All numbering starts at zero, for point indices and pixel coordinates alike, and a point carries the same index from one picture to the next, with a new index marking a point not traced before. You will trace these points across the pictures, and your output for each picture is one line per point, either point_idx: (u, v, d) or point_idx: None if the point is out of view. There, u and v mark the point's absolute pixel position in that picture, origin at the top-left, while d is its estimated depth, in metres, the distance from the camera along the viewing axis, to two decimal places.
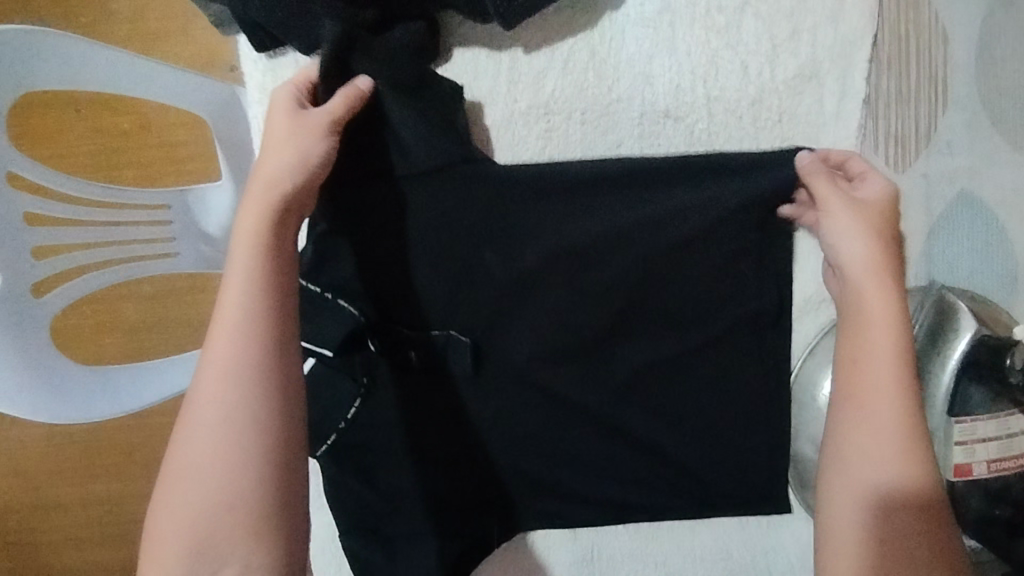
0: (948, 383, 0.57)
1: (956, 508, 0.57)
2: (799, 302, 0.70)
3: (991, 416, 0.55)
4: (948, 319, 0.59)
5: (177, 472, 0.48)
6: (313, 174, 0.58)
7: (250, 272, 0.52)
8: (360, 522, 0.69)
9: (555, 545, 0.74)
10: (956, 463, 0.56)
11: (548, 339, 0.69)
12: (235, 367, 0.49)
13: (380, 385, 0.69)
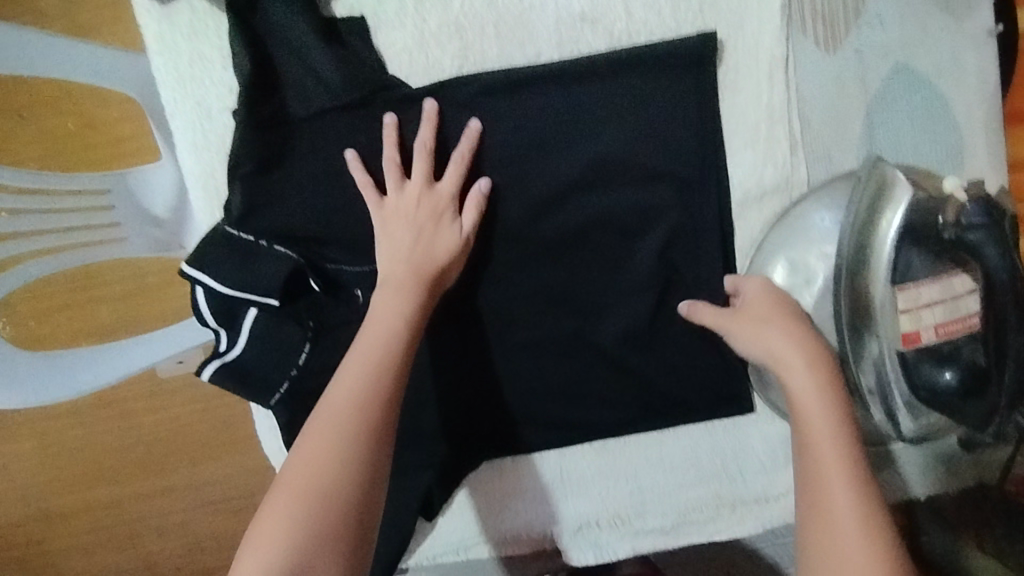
0: (889, 253, 0.56)
1: (909, 378, 0.57)
2: (742, 195, 0.67)
3: (933, 280, 0.55)
4: (884, 186, 0.57)
5: (317, 448, 0.49)
6: (438, 206, 0.63)
7: (404, 290, 0.59)
8: None
9: (527, 475, 0.73)
10: (904, 332, 0.56)
11: (494, 260, 0.68)
12: (382, 359, 0.54)
13: (329, 327, 0.70)
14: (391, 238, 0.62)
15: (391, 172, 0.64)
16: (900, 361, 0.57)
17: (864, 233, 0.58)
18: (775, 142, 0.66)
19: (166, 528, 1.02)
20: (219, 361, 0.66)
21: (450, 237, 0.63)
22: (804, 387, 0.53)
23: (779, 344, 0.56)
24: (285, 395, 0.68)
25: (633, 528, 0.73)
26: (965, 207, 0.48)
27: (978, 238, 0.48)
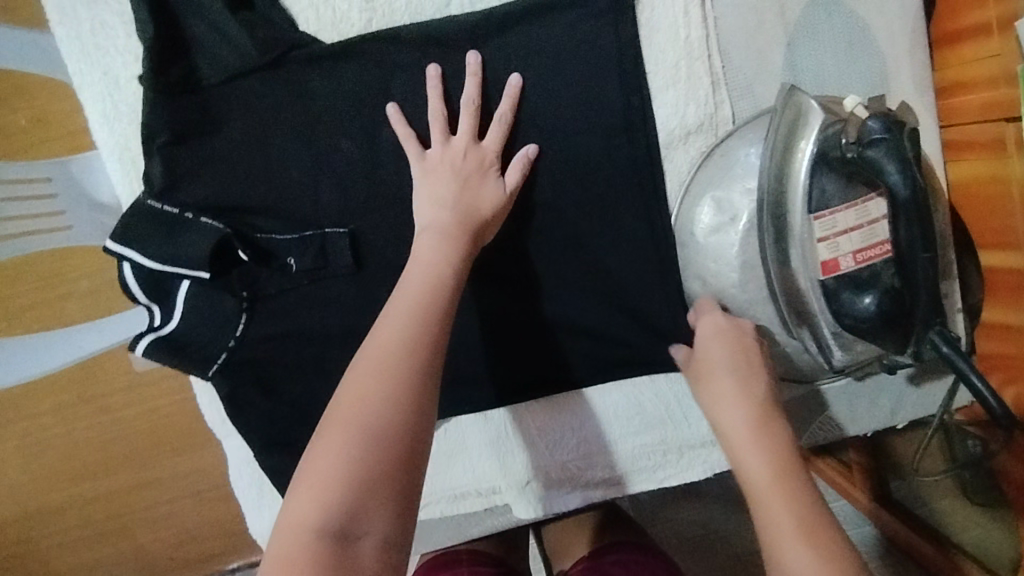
0: (805, 182, 0.55)
1: (834, 307, 0.56)
2: (665, 136, 0.67)
3: (847, 204, 0.54)
4: (797, 113, 0.56)
5: (377, 376, 0.45)
6: (485, 157, 0.62)
7: (448, 236, 0.56)
8: (270, 437, 0.70)
9: (472, 431, 0.73)
10: (822, 261, 0.55)
11: None
12: (429, 296, 0.51)
13: (264, 298, 0.68)
14: (436, 189, 0.60)
15: (439, 129, 0.62)
16: (823, 291, 0.56)
17: (781, 164, 0.56)
18: (696, 78, 0.66)
19: (142, 520, 1.03)
20: (153, 334, 0.65)
21: (494, 192, 0.61)
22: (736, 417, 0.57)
23: (733, 415, 0.57)
24: (223, 366, 0.67)
25: (582, 479, 0.74)
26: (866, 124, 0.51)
27: (879, 154, 0.50)
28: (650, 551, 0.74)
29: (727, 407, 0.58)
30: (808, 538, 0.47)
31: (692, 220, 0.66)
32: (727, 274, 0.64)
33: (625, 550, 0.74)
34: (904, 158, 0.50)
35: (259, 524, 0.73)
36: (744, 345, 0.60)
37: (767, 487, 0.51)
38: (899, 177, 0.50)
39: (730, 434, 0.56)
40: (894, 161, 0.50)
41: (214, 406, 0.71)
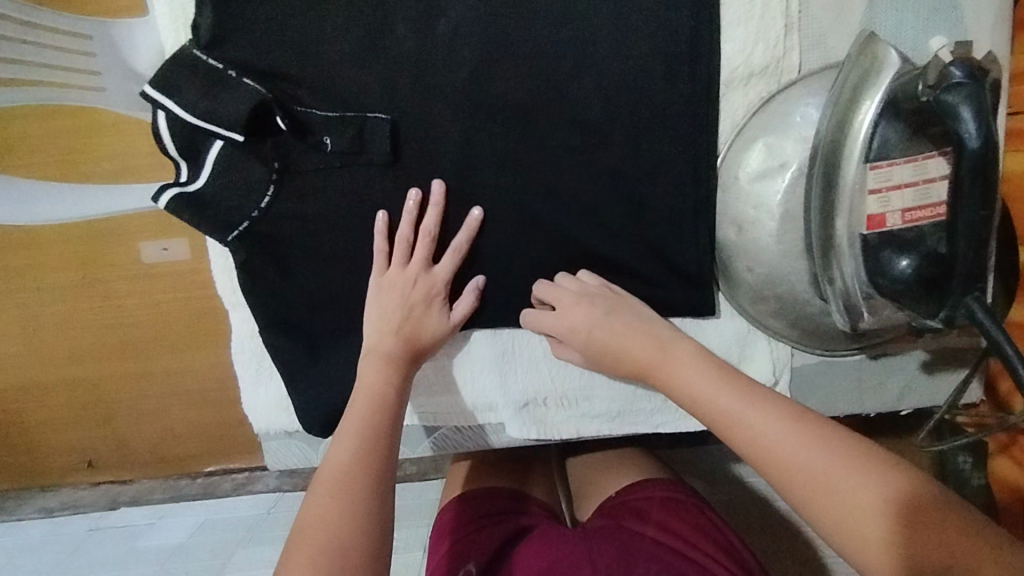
0: (867, 131, 0.54)
1: (872, 264, 0.55)
2: (726, 75, 0.65)
3: (906, 158, 0.53)
4: (873, 60, 0.54)
5: (332, 492, 0.52)
6: (435, 292, 0.67)
7: (387, 367, 0.63)
8: (278, 316, 0.69)
9: (478, 347, 0.73)
10: (869, 215, 0.54)
11: (470, 116, 0.65)
12: (376, 417, 0.59)
13: (295, 175, 0.66)
14: (381, 309, 0.65)
15: (403, 254, 0.66)
16: (863, 246, 0.55)
17: (847, 110, 0.55)
18: (770, 20, 0.63)
19: (138, 409, 1.04)
20: (177, 190, 0.65)
21: (436, 325, 0.67)
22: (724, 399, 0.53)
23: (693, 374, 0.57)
24: (243, 234, 0.67)
25: (580, 411, 0.74)
26: (948, 69, 0.48)
27: (956, 100, 0.47)
28: (678, 485, 0.71)
29: (715, 396, 0.54)
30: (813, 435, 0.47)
31: (740, 163, 0.64)
32: (765, 221, 0.63)
33: (640, 487, 0.71)
34: (983, 108, 0.47)
35: (255, 400, 0.73)
36: (600, 296, 0.65)
37: (799, 443, 0.47)
38: (977, 128, 0.47)
39: (658, 369, 0.60)
40: (973, 111, 0.47)
41: (227, 276, 0.71)
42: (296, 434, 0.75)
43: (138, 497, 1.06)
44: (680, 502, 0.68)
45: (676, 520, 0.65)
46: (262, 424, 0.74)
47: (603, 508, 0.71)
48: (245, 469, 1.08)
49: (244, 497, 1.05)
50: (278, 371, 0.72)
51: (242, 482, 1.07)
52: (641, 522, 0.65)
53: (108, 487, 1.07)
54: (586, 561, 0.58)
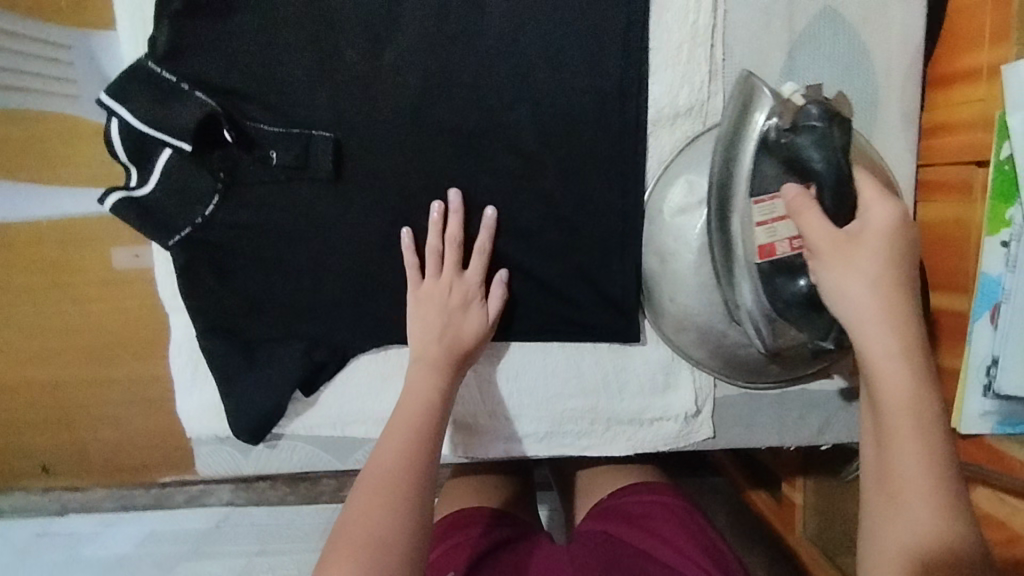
0: (748, 163, 0.57)
1: (770, 290, 0.58)
2: (653, 114, 0.69)
3: (770, 193, 0.56)
4: (750, 96, 0.57)
5: (376, 494, 0.55)
6: (469, 293, 0.68)
7: (431, 372, 0.64)
8: (216, 321, 0.71)
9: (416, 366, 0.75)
10: (759, 244, 0.57)
11: (410, 139, 0.69)
12: (421, 419, 0.61)
13: (241, 185, 0.69)
14: (421, 318, 0.67)
15: (434, 261, 0.68)
16: (760, 273, 0.58)
17: (731, 142, 0.58)
18: (695, 64, 0.68)
19: (80, 422, 1.02)
20: (124, 194, 0.67)
21: (477, 325, 0.68)
22: (895, 370, 0.47)
23: (862, 294, 0.49)
24: (186, 239, 0.69)
25: (509, 430, 0.75)
26: (803, 109, 0.54)
27: (808, 142, 0.53)
28: (669, 488, 0.77)
29: (896, 382, 0.47)
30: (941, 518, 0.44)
31: (662, 198, 0.68)
32: (684, 254, 0.66)
33: (631, 490, 0.76)
34: (829, 146, 0.52)
35: (189, 404, 0.74)
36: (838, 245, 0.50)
37: (913, 505, 0.45)
38: (822, 163, 0.52)
39: (842, 287, 0.49)
40: (816, 146, 0.52)
41: (169, 279, 0.72)
42: (228, 441, 0.76)
43: (88, 505, 1.05)
44: (666, 505, 0.74)
45: (661, 522, 0.71)
46: (194, 428, 0.74)
47: (595, 509, 0.76)
48: (194, 483, 1.07)
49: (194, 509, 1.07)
50: (213, 375, 0.73)
51: (196, 495, 1.08)
52: (629, 526, 0.71)
53: (51, 500, 1.05)
54: (577, 567, 0.65)
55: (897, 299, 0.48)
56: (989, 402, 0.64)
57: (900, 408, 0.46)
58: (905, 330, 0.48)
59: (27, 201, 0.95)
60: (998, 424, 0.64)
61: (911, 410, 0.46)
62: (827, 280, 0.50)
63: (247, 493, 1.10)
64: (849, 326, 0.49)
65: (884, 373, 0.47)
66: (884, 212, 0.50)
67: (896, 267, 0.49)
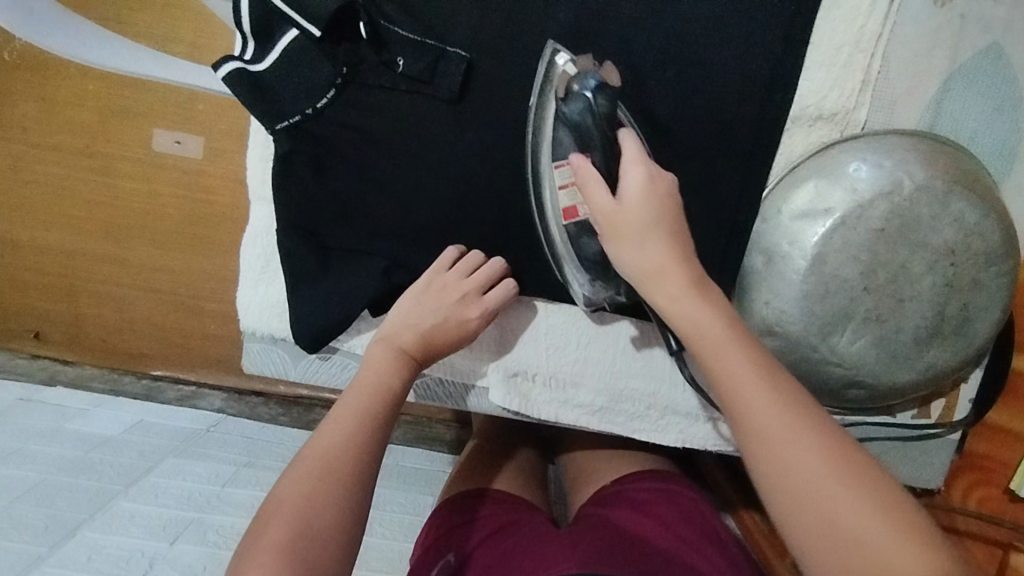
0: (550, 132, 0.63)
1: (575, 249, 0.66)
2: (794, 111, 0.67)
3: (567, 158, 0.63)
4: (545, 74, 0.64)
5: (314, 474, 0.51)
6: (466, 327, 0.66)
7: (393, 368, 0.63)
8: (300, 221, 0.68)
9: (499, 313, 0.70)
10: (565, 208, 0.64)
11: (542, 78, 0.66)
12: (374, 408, 0.58)
13: (359, 86, 0.66)
14: (415, 310, 0.66)
15: (458, 270, 0.67)
16: (567, 233, 0.66)
17: (535, 117, 0.65)
18: (851, 70, 0.65)
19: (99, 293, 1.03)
20: (239, 66, 0.64)
21: (455, 336, 0.67)
22: (737, 358, 0.50)
23: (653, 258, 0.57)
24: (293, 128, 0.66)
25: (563, 397, 0.74)
26: (580, 78, 0.61)
27: (578, 108, 0.60)
28: (677, 480, 0.74)
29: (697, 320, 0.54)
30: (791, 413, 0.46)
31: (787, 198, 0.65)
32: (797, 259, 0.64)
33: (638, 478, 0.73)
34: (597, 112, 0.60)
35: (251, 297, 0.72)
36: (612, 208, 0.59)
37: (765, 403, 0.47)
38: (598, 127, 0.60)
39: (661, 264, 0.57)
40: (582, 115, 0.60)
41: (261, 166, 0.70)
42: (281, 343, 0.73)
43: (76, 381, 1.03)
44: (675, 493, 0.70)
45: (667, 509, 0.67)
46: (252, 323, 0.72)
47: (599, 495, 0.73)
48: (194, 384, 1.04)
49: (185, 409, 1.01)
50: (283, 273, 0.70)
51: (188, 395, 1.03)
52: (634, 512, 0.67)
53: (46, 363, 1.04)
54: (572, 545, 0.60)
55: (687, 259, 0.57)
56: None
57: (746, 380, 0.49)
58: (717, 307, 0.54)
59: (110, 50, 0.93)
60: None
61: (731, 336, 0.52)
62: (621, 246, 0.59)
63: (239, 403, 1.04)
64: (646, 288, 0.58)
65: (716, 354, 0.51)
66: (637, 178, 0.59)
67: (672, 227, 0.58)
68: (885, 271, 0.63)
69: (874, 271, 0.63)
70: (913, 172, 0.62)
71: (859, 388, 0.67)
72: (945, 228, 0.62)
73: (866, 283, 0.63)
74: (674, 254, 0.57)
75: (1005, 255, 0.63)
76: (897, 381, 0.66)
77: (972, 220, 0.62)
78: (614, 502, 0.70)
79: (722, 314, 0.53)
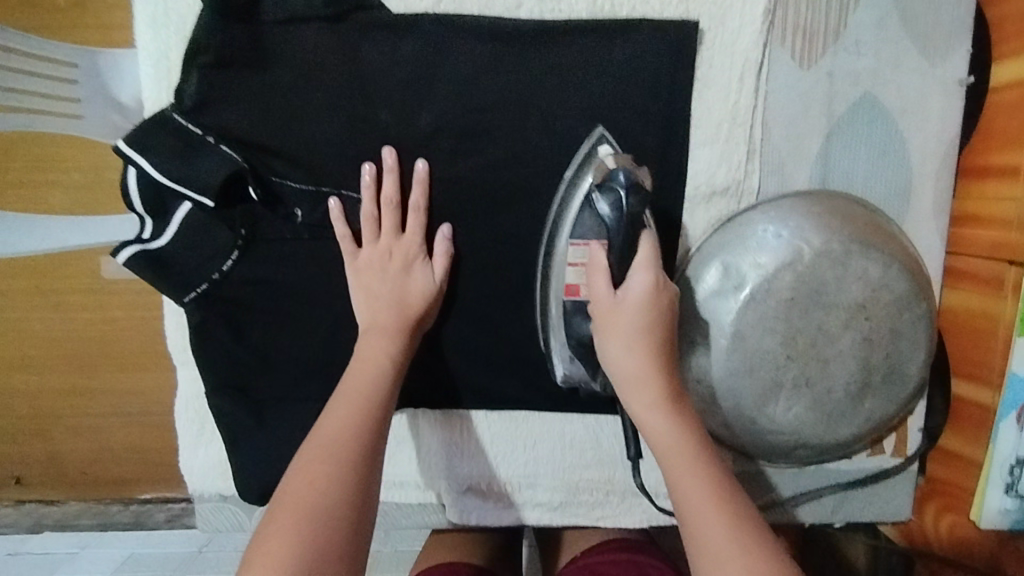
0: (574, 211, 0.63)
1: (567, 327, 0.64)
2: (688, 192, 0.68)
3: (585, 240, 0.62)
4: (577, 169, 0.64)
5: (319, 454, 0.53)
6: (432, 299, 0.66)
7: (388, 346, 0.62)
8: (225, 379, 0.68)
9: (480, 418, 0.73)
10: (567, 284, 0.63)
11: (439, 205, 0.67)
12: (378, 383, 0.59)
13: (262, 241, 0.67)
14: (365, 288, 0.65)
15: (393, 232, 0.66)
16: (562, 309, 0.64)
17: (568, 191, 0.64)
18: (734, 143, 0.67)
19: (74, 427, 0.94)
20: (138, 247, 0.64)
21: (424, 284, 0.66)
22: (682, 469, 0.52)
23: (630, 363, 0.57)
24: (201, 296, 0.66)
25: (522, 498, 0.74)
26: (613, 173, 0.59)
27: (607, 203, 0.59)
28: (646, 548, 0.72)
29: (655, 449, 0.54)
30: (720, 505, 0.50)
31: (696, 278, 0.66)
32: (717, 338, 0.65)
33: (602, 550, 0.72)
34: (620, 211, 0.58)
35: (193, 459, 0.71)
36: (605, 317, 0.59)
37: (703, 501, 0.50)
38: (621, 234, 0.58)
39: (626, 382, 0.57)
40: (612, 213, 0.59)
41: (179, 330, 0.70)
42: (231, 498, 0.73)
43: (64, 522, 0.98)
44: (638, 563, 0.69)
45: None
46: (198, 486, 0.72)
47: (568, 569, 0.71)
48: (182, 500, 1.00)
49: (178, 531, 0.97)
50: (219, 434, 0.70)
51: (178, 513, 0.99)
52: None
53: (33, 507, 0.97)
54: None
55: (662, 362, 0.57)
56: (1009, 501, 0.65)
57: (690, 481, 0.51)
58: (676, 416, 0.55)
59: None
60: (1016, 521, 0.65)
61: (679, 443, 0.53)
62: (603, 347, 0.58)
63: None
64: (619, 386, 0.57)
65: (675, 462, 0.52)
66: (640, 283, 0.58)
67: (653, 339, 0.57)
68: (803, 336, 0.64)
69: (793, 338, 0.64)
70: (810, 239, 0.63)
71: (804, 447, 0.68)
72: (851, 288, 0.63)
73: (787, 351, 0.64)
74: (652, 363, 0.56)
75: (916, 299, 0.64)
76: (839, 436, 0.67)
77: (876, 275, 0.63)
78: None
79: (684, 419, 0.54)
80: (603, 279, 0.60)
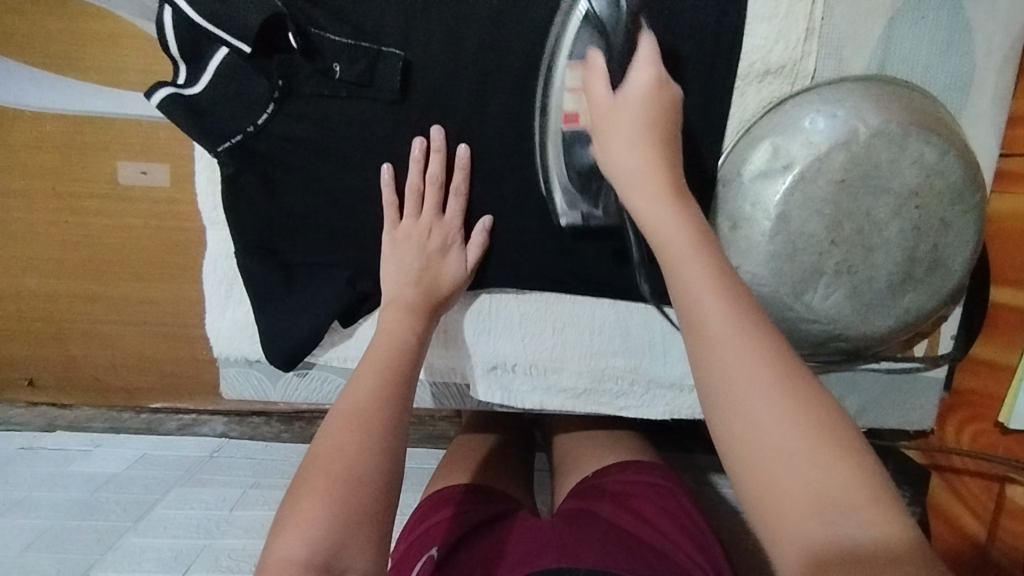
0: (568, 37, 0.61)
1: (566, 160, 0.64)
2: (741, 70, 0.65)
3: (581, 61, 0.61)
4: (571, 2, 0.60)
5: (346, 424, 0.52)
6: (460, 283, 0.68)
7: (417, 319, 0.63)
8: (257, 238, 0.67)
9: (507, 298, 0.72)
10: (565, 113, 0.63)
11: (486, 65, 0.64)
12: (403, 358, 0.59)
13: (298, 98, 0.64)
14: (397, 260, 0.65)
15: (430, 213, 0.66)
16: (561, 139, 0.63)
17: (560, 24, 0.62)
18: (794, 19, 0.64)
19: (95, 331, 0.98)
20: (172, 91, 0.62)
21: (455, 270, 0.67)
22: (720, 316, 0.43)
23: (631, 160, 0.56)
24: (235, 147, 0.64)
25: (546, 382, 0.74)
26: None
27: (601, 6, 0.59)
28: (658, 470, 0.74)
29: (692, 277, 0.46)
30: (749, 334, 0.42)
31: (743, 160, 0.64)
32: (761, 220, 0.63)
33: (614, 472, 0.74)
34: (616, 14, 0.58)
35: (220, 321, 0.71)
36: (613, 116, 0.57)
37: (738, 345, 0.41)
38: (622, 34, 0.58)
39: (637, 208, 0.53)
40: (607, 6, 0.58)
41: (210, 191, 0.69)
42: (257, 365, 0.74)
43: (75, 423, 0.98)
44: (654, 485, 0.72)
45: (651, 506, 0.69)
46: (223, 348, 0.72)
47: (580, 487, 0.74)
48: (194, 410, 1.00)
49: (185, 438, 0.96)
50: (247, 297, 0.70)
51: (189, 423, 0.99)
52: (615, 506, 0.68)
53: (45, 408, 0.99)
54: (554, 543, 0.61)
55: (667, 172, 0.55)
56: None
57: (725, 337, 0.42)
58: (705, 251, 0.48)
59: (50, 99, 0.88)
60: None
61: (720, 291, 0.45)
62: (607, 152, 0.58)
63: (241, 426, 0.99)
64: (625, 194, 0.56)
65: (704, 303, 0.44)
66: (641, 76, 0.57)
67: (660, 146, 0.56)
68: (850, 221, 0.62)
69: (841, 223, 0.62)
70: (867, 119, 0.61)
71: (839, 340, 0.67)
72: (905, 171, 0.61)
73: (833, 237, 0.62)
74: (653, 171, 0.55)
75: (969, 188, 0.63)
76: (876, 329, 0.66)
77: (933, 160, 0.61)
78: (596, 498, 0.70)
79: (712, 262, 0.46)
80: (602, 90, 0.58)
